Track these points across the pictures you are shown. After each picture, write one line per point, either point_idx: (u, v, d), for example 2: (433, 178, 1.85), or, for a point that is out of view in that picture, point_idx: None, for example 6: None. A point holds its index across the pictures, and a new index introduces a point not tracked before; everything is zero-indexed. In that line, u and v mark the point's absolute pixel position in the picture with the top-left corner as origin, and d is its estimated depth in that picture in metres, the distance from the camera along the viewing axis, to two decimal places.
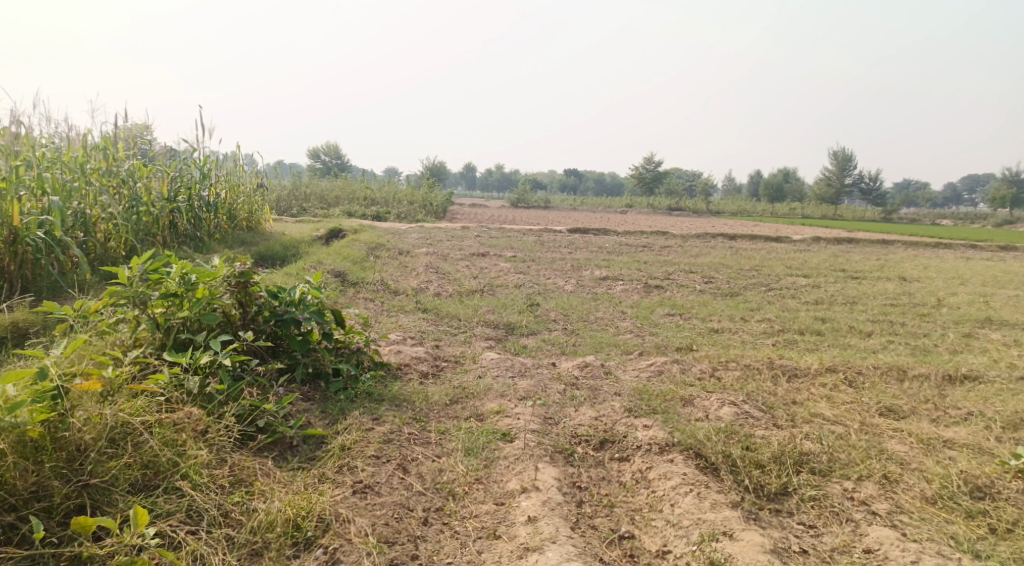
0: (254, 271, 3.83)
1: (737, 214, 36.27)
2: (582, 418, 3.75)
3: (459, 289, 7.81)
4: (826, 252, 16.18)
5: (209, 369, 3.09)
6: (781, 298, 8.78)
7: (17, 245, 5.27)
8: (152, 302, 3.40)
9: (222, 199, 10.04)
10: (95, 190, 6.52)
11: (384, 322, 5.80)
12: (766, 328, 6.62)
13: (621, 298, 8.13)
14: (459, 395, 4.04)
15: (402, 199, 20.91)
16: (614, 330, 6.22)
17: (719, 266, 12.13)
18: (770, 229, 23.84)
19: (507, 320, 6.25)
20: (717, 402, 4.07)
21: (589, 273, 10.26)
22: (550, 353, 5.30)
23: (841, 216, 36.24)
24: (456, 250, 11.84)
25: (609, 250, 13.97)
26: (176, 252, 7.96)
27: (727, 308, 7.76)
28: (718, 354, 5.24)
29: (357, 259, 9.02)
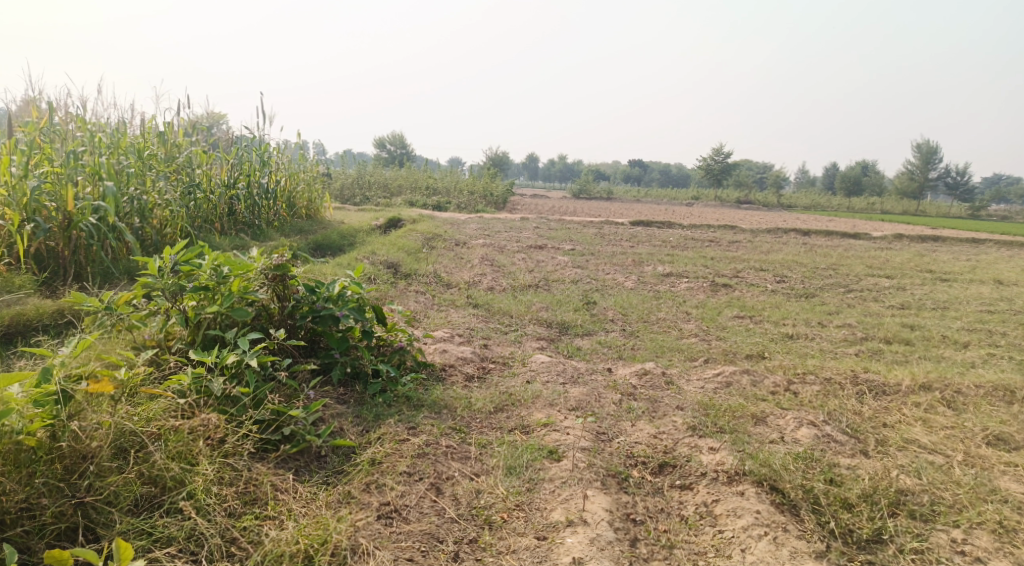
0: (293, 263, 3.63)
1: (810, 208, 34.73)
2: (640, 434, 3.38)
3: (514, 284, 7.51)
4: (909, 250, 15.10)
5: (236, 370, 2.89)
6: (862, 301, 8.10)
7: (70, 231, 5.26)
8: (183, 295, 3.23)
9: (281, 186, 10.05)
10: (152, 176, 6.51)
11: (432, 318, 5.54)
12: (846, 335, 6.04)
13: (685, 297, 7.65)
14: (505, 403, 3.72)
15: (463, 189, 20.78)
16: (677, 332, 5.78)
17: (792, 263, 11.42)
18: (846, 225, 22.61)
19: (561, 319, 5.90)
20: (793, 422, 3.61)
21: (651, 269, 9.78)
22: (606, 356, 4.93)
23: (923, 212, 34.20)
24: (513, 242, 11.56)
25: (673, 244, 13.41)
26: (232, 239, 7.96)
27: (802, 311, 7.18)
28: (793, 364, 4.75)
29: (412, 249, 8.84)
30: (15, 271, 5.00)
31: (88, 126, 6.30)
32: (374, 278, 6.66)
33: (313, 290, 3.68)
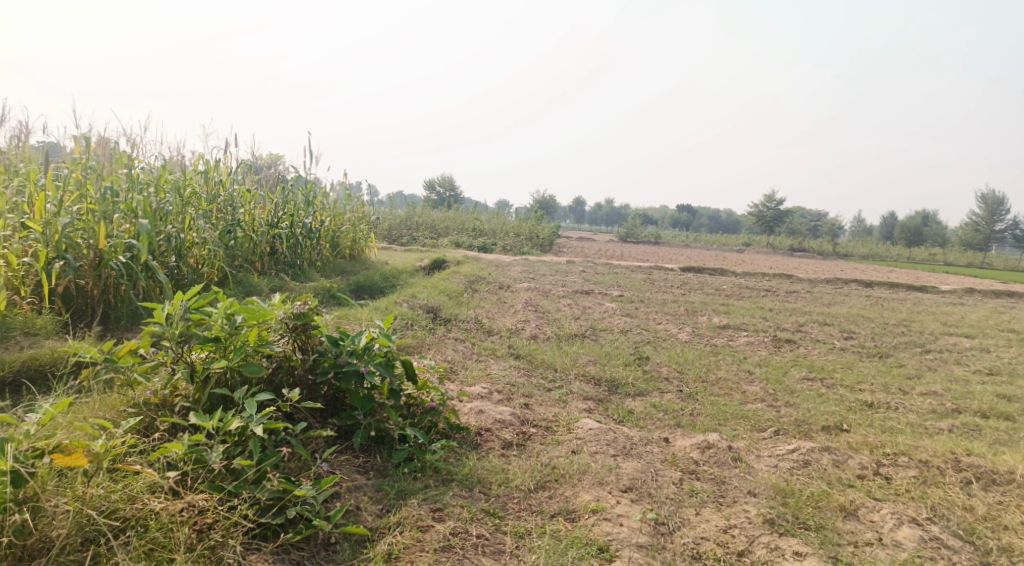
0: (316, 311, 3.26)
1: (868, 258, 33.44)
2: (708, 527, 2.87)
3: (559, 333, 7.05)
4: (984, 307, 14.09)
5: (239, 437, 2.52)
6: (943, 364, 7.34)
7: (101, 269, 5.07)
8: (191, 347, 2.89)
9: (325, 225, 9.90)
10: (192, 214, 6.37)
11: (470, 370, 5.12)
12: (933, 405, 5.37)
13: (745, 354, 7.05)
14: (547, 478, 3.26)
15: (510, 231, 20.55)
16: (740, 396, 5.21)
17: (858, 318, 10.66)
18: (910, 277, 21.53)
19: (610, 375, 5.41)
20: (890, 519, 3.04)
21: (706, 319, 9.19)
22: (661, 423, 4.40)
23: (990, 265, 32.51)
24: (559, 286, 11.15)
25: (727, 292, 12.79)
26: (270, 279, 7.78)
27: (879, 374, 6.50)
28: (880, 441, 4.14)
29: (454, 293, 8.50)
30: (39, 309, 4.80)
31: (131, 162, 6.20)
32: (412, 322, 6.29)
33: (337, 343, 3.29)
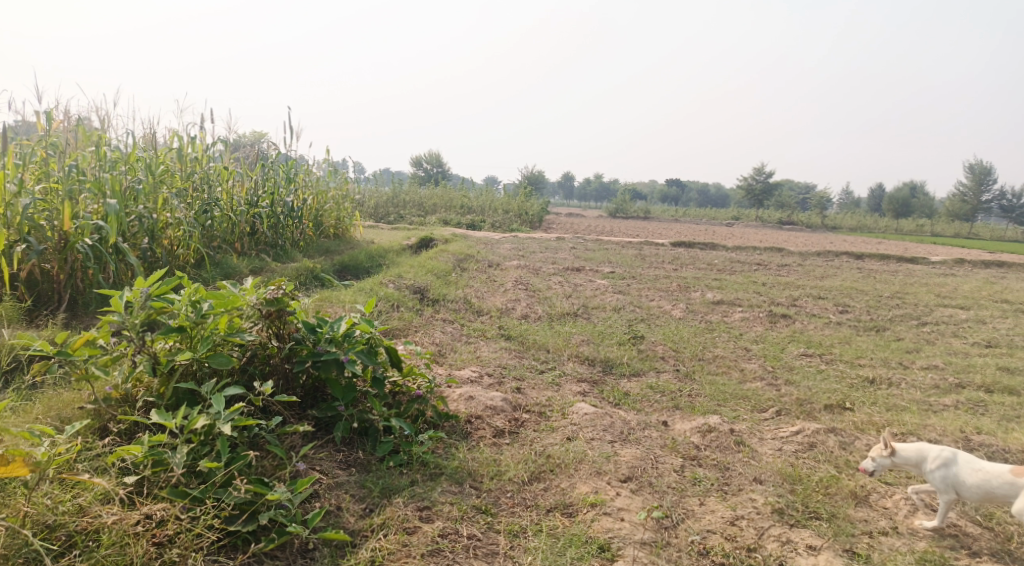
0: (291, 296, 3.04)
1: (856, 230, 33.45)
2: (713, 519, 2.72)
3: (551, 312, 6.85)
4: (975, 277, 14.03)
5: (207, 437, 2.32)
6: (941, 336, 7.21)
7: (69, 252, 4.80)
8: (153, 337, 2.65)
9: (308, 204, 9.60)
10: (166, 194, 6.09)
11: (459, 353, 4.91)
12: (936, 380, 5.23)
13: (741, 330, 6.88)
14: (543, 469, 3.08)
15: (498, 207, 20.25)
16: (739, 375, 5.04)
17: (851, 291, 10.53)
18: (899, 249, 21.48)
19: (604, 355, 5.22)
20: (904, 506, 2.90)
21: (700, 295, 9.02)
22: (659, 406, 4.22)
23: (978, 235, 32.58)
24: (549, 263, 10.93)
25: (719, 267, 12.62)
26: (250, 260, 7.51)
27: (877, 349, 6.36)
28: (886, 420, 3.99)
29: (441, 272, 8.26)
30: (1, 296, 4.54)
31: (98, 138, 5.87)
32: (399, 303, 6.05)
33: (314, 330, 3.07)
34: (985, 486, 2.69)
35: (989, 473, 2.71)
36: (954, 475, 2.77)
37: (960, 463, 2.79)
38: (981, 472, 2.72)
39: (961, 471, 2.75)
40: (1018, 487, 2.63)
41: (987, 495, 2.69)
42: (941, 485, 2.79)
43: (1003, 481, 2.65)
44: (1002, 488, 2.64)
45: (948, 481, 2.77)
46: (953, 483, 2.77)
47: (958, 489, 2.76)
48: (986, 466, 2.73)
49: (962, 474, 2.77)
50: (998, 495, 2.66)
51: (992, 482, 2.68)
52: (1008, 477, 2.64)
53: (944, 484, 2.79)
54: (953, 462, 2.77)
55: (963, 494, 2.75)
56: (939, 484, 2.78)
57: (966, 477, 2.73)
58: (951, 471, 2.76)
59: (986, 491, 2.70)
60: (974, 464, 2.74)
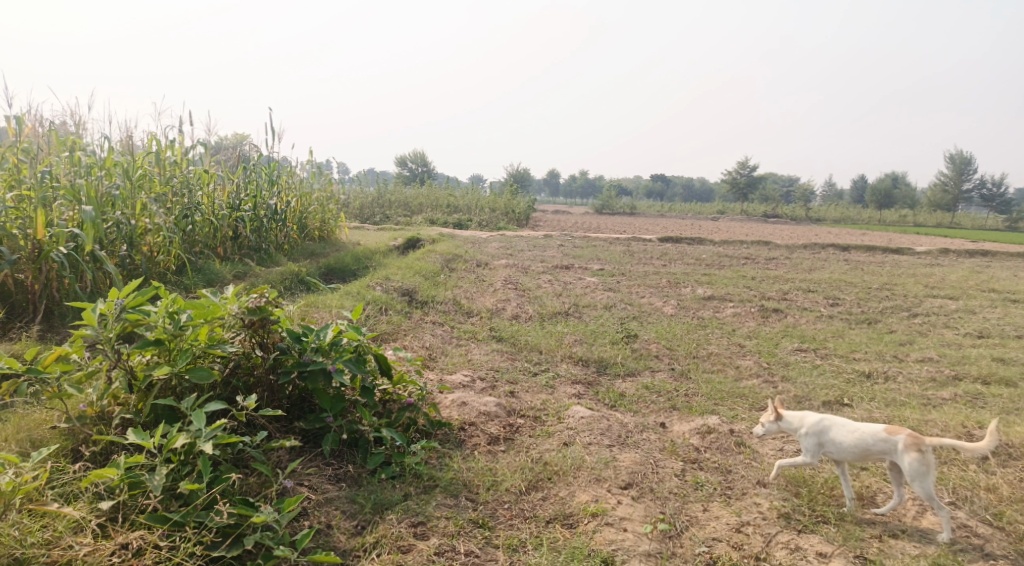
0: (275, 304, 2.91)
1: (840, 221, 33.66)
2: (718, 526, 2.66)
3: (541, 311, 6.75)
4: (961, 266, 14.10)
5: (187, 457, 2.19)
6: (932, 328, 7.20)
7: (43, 262, 4.64)
8: (128, 351, 2.51)
9: (292, 206, 9.43)
10: (144, 199, 5.92)
11: (450, 357, 4.80)
12: (932, 372, 5.19)
13: (733, 326, 6.82)
14: (541, 477, 3.00)
15: (484, 206, 20.11)
16: (735, 373, 4.97)
17: (840, 284, 10.52)
18: (884, 239, 21.60)
19: (598, 354, 5.13)
20: (912, 507, 2.85)
21: (690, 291, 8.96)
22: (656, 406, 4.14)
23: (960, 224, 32.90)
24: (538, 261, 10.82)
25: (707, 262, 12.58)
26: (233, 265, 7.34)
27: (871, 342, 6.31)
28: (887, 416, 3.93)
29: (429, 273, 8.13)
30: None
31: (71, 142, 5.69)
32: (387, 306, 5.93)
33: (300, 339, 2.94)
34: (862, 446, 2.81)
35: (865, 433, 2.83)
36: (834, 440, 2.90)
37: (838, 428, 2.91)
38: (858, 434, 2.84)
39: (839, 435, 2.88)
40: (892, 443, 2.75)
41: (866, 454, 2.81)
42: (826, 452, 2.92)
43: (877, 439, 2.78)
44: (877, 446, 2.76)
45: (831, 447, 2.90)
46: (836, 449, 2.90)
47: (842, 453, 2.88)
48: (862, 426, 2.85)
49: (841, 437, 2.90)
50: (875, 453, 2.78)
51: (868, 442, 2.80)
52: (882, 435, 2.76)
53: (829, 452, 2.91)
54: (830, 428, 2.90)
55: (847, 457, 2.87)
56: (823, 453, 2.91)
57: (845, 442, 2.86)
58: (831, 436, 2.89)
59: (865, 451, 2.82)
60: (850, 426, 2.86)
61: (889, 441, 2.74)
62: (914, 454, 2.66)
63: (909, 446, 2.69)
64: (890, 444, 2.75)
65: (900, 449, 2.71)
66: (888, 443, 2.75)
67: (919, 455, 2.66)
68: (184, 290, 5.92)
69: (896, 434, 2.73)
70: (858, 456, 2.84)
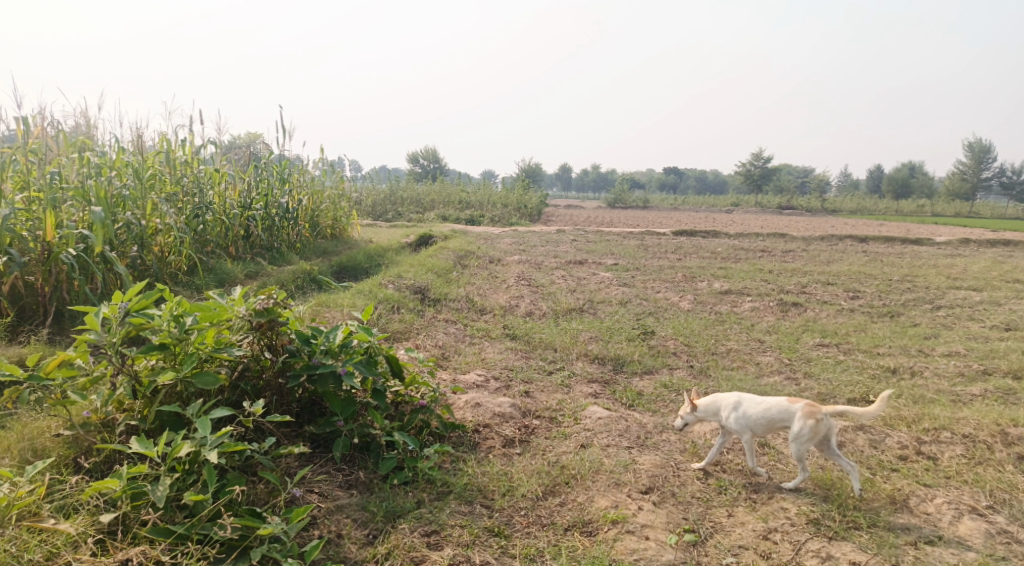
0: (282, 305, 2.82)
1: (857, 212, 33.22)
2: (744, 533, 2.57)
3: (556, 308, 6.65)
4: (983, 257, 13.81)
5: (191, 466, 2.12)
6: (958, 321, 7.01)
7: (53, 264, 4.59)
8: (132, 356, 2.44)
9: (303, 204, 9.38)
10: (154, 199, 5.88)
11: (464, 356, 4.72)
12: (961, 367, 5.03)
13: (752, 321, 6.68)
14: (558, 481, 2.90)
15: (497, 201, 19.99)
16: (755, 370, 4.84)
17: (860, 276, 10.32)
18: (902, 230, 21.25)
19: (614, 352, 5.02)
20: (948, 511, 2.75)
21: (707, 285, 8.81)
22: (675, 406, 4.03)
23: (980, 213, 32.34)
24: (551, 257, 10.71)
25: (723, 255, 12.40)
26: (244, 264, 7.30)
27: (895, 336, 6.15)
28: (917, 414, 3.80)
29: (442, 270, 8.05)
30: None
31: (81, 143, 5.65)
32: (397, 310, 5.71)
33: (309, 341, 2.85)
34: (767, 416, 2.98)
35: (769, 406, 3.00)
36: (744, 415, 3.06)
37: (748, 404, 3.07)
38: (763, 406, 3.01)
39: (749, 409, 3.04)
40: (793, 413, 2.92)
41: (770, 424, 2.98)
42: (738, 426, 3.07)
43: (779, 409, 2.94)
44: (778, 416, 2.93)
45: (740, 421, 3.05)
46: (746, 422, 3.06)
47: (751, 426, 3.04)
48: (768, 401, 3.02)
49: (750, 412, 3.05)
50: (778, 422, 2.95)
51: (772, 413, 2.97)
52: (783, 405, 2.93)
53: (740, 425, 3.07)
54: (740, 402, 3.06)
55: (756, 430, 3.03)
56: (735, 426, 3.06)
57: (753, 414, 3.02)
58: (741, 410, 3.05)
59: (770, 421, 2.99)
60: (757, 400, 3.02)
61: (788, 411, 2.91)
62: (809, 421, 2.84)
63: (807, 413, 2.87)
64: (791, 413, 2.92)
65: (799, 416, 2.88)
66: (789, 413, 2.92)
67: (816, 421, 2.84)
68: (196, 291, 5.88)
69: (796, 404, 2.91)
70: (765, 428, 3.00)
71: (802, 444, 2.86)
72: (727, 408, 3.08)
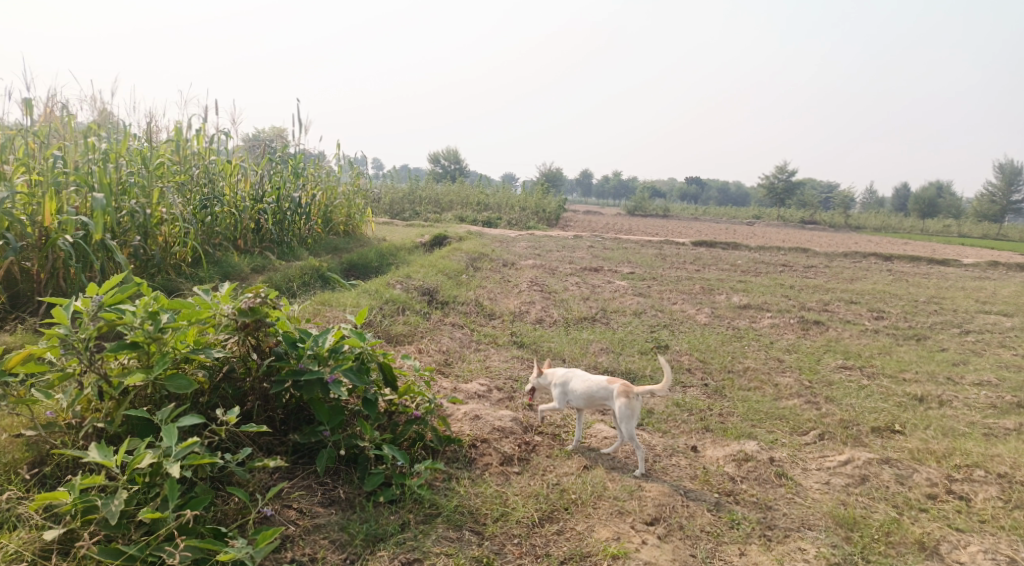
0: (270, 304, 2.64)
1: (881, 230, 32.61)
2: None
3: (567, 316, 6.43)
4: (1013, 281, 13.37)
5: (153, 478, 1.97)
6: (988, 347, 6.69)
7: (51, 249, 4.47)
8: (101, 354, 2.26)
9: (317, 200, 9.26)
10: (160, 188, 5.77)
11: (468, 363, 4.53)
12: (994, 398, 4.75)
13: (772, 338, 6.41)
14: (557, 505, 2.71)
15: (515, 205, 19.79)
16: (773, 391, 4.59)
17: (885, 296, 9.98)
18: (927, 249, 20.76)
19: (625, 365, 4.81)
20: (984, 562, 2.52)
21: (725, 298, 8.54)
22: (687, 427, 3.80)
23: (1008, 235, 31.59)
24: (567, 263, 10.49)
25: (743, 268, 12.09)
26: (252, 257, 7.18)
27: (922, 361, 5.86)
28: (948, 447, 3.54)
29: (453, 272, 7.87)
30: None
31: (88, 128, 5.55)
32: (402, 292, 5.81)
33: (295, 344, 2.67)
34: (588, 392, 3.26)
35: (593, 384, 3.27)
36: (571, 389, 3.35)
37: (577, 380, 3.35)
38: (588, 383, 3.28)
39: (575, 385, 3.31)
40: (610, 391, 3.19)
41: (589, 399, 3.27)
42: (563, 398, 3.36)
43: (599, 387, 3.21)
44: (598, 392, 3.21)
45: (567, 394, 3.34)
46: (574, 395, 3.32)
47: (575, 400, 3.33)
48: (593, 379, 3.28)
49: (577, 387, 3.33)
50: (597, 398, 3.22)
51: (595, 390, 3.23)
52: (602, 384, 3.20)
53: (566, 397, 3.36)
54: (569, 377, 3.35)
55: (578, 403, 3.32)
56: (562, 397, 3.36)
57: (581, 389, 3.29)
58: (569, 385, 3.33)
59: (590, 396, 3.27)
60: (583, 377, 3.30)
61: (607, 388, 3.18)
62: (624, 399, 3.09)
63: (622, 393, 3.12)
64: (610, 392, 3.18)
65: (616, 395, 3.13)
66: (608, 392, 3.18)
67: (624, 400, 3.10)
68: (199, 283, 5.74)
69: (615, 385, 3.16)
70: (584, 402, 3.29)
71: (624, 423, 3.09)
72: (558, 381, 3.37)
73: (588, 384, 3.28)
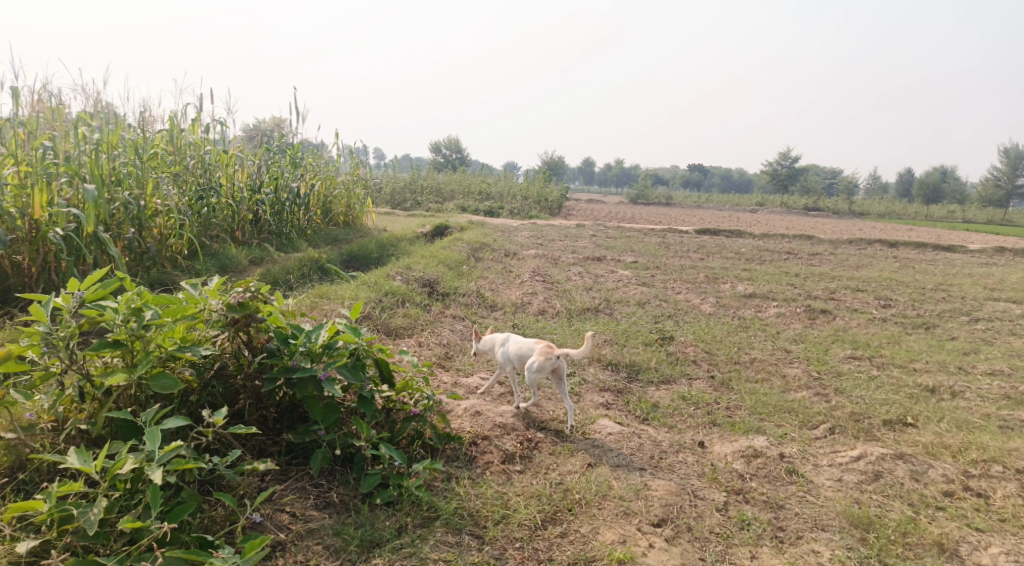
0: (260, 300, 2.54)
1: (885, 216, 32.39)
2: None
3: (570, 306, 6.32)
4: (1020, 267, 13.22)
5: (135, 484, 1.88)
6: (999, 336, 6.57)
7: (41, 243, 4.37)
8: (81, 353, 2.16)
9: (315, 190, 9.13)
10: (155, 178, 5.65)
11: (468, 356, 4.43)
12: (1007, 388, 4.64)
13: (778, 328, 6.30)
14: (561, 506, 2.62)
15: (517, 194, 19.64)
16: (781, 383, 4.48)
17: (891, 283, 9.85)
18: (932, 236, 20.58)
19: (630, 357, 4.70)
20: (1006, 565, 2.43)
21: (730, 287, 8.43)
22: (694, 421, 3.70)
23: (1013, 221, 31.36)
24: (569, 252, 10.36)
25: (747, 256, 11.96)
26: (250, 249, 7.07)
27: (931, 350, 5.75)
28: (964, 441, 3.43)
29: (454, 262, 7.76)
30: None
31: (79, 117, 5.42)
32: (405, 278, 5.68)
33: (288, 340, 2.56)
34: (518, 352, 3.68)
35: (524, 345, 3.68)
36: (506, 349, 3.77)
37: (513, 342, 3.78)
38: (520, 345, 3.69)
39: (510, 345, 3.74)
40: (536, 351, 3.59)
41: (518, 358, 3.68)
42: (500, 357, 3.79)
43: (527, 348, 3.62)
44: (527, 351, 3.61)
45: (503, 353, 3.77)
46: (508, 356, 3.74)
47: (508, 358, 3.75)
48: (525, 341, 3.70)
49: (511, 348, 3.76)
50: (525, 357, 3.64)
51: (524, 350, 3.65)
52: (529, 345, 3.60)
53: (503, 357, 3.78)
54: (506, 339, 3.77)
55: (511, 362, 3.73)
56: (498, 356, 3.77)
57: (512, 350, 3.70)
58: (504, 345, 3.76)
59: (519, 356, 3.69)
60: (517, 339, 3.72)
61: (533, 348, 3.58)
62: (542, 357, 3.48)
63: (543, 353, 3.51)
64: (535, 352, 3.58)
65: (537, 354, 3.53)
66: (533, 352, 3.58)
67: (543, 359, 3.48)
68: (196, 276, 5.63)
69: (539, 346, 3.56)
70: (515, 361, 3.70)
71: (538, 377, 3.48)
72: (497, 342, 3.80)
73: (519, 346, 3.69)
